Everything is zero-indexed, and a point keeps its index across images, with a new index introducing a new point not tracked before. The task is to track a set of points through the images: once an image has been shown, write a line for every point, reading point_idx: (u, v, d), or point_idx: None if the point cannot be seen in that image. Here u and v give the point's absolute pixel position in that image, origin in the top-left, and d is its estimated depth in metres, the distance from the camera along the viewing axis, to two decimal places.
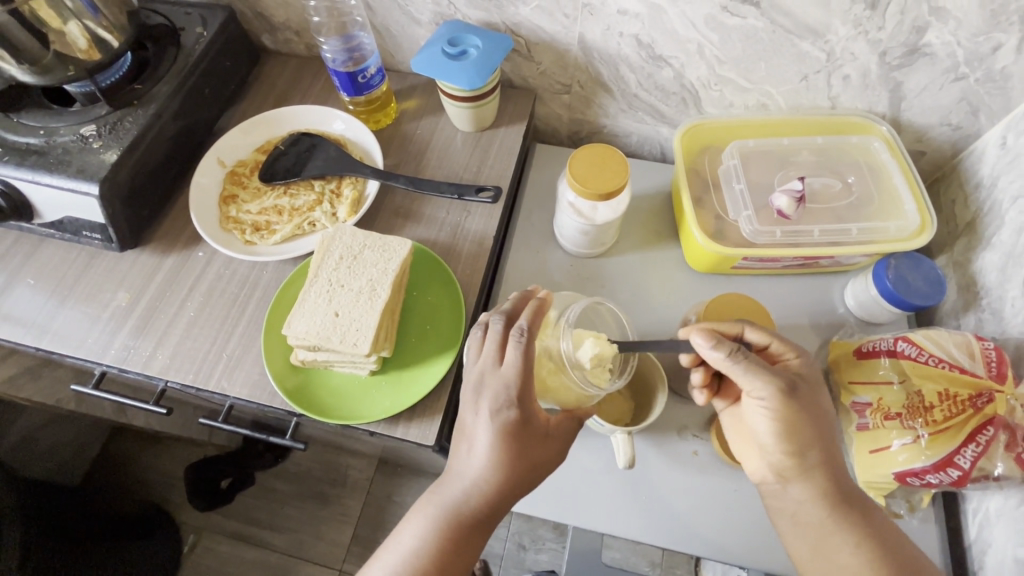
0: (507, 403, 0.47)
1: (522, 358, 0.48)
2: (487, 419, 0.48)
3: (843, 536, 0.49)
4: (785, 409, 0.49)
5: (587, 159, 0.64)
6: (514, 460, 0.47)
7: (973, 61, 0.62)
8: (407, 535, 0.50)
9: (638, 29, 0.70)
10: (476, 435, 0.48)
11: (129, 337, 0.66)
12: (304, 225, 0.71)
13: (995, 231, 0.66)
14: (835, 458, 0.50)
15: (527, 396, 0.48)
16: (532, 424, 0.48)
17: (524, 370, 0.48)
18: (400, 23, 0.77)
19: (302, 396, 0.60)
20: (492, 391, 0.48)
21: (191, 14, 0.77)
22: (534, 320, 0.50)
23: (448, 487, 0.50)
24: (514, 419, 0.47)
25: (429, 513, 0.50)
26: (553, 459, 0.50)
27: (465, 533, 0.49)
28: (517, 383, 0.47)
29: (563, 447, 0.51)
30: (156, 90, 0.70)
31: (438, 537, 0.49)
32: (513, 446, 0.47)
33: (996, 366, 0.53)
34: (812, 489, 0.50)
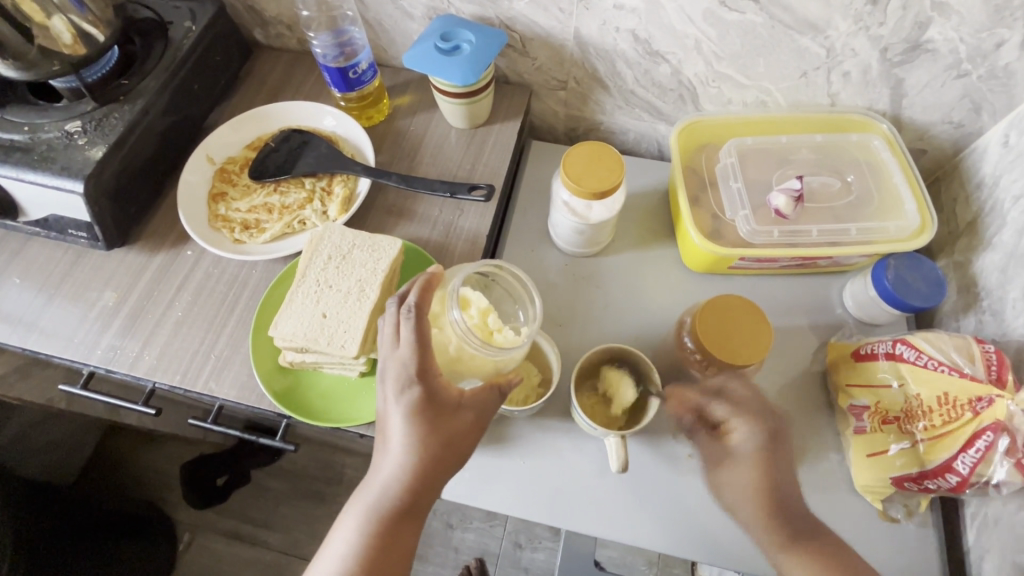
0: (408, 380, 0.46)
1: (415, 332, 0.47)
2: (393, 402, 0.47)
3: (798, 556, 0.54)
4: (761, 460, 0.58)
5: (581, 157, 0.63)
6: (425, 440, 0.46)
7: (976, 58, 0.61)
8: (338, 539, 0.48)
9: (635, 24, 0.68)
10: (389, 422, 0.48)
11: (116, 337, 0.65)
12: (294, 223, 0.69)
13: (996, 231, 0.65)
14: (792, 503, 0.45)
15: (428, 368, 0.47)
16: (438, 398, 0.47)
17: (420, 344, 0.47)
18: (393, 17, 0.75)
19: (291, 398, 0.59)
20: (393, 372, 0.47)
21: (179, 8, 0.76)
22: (424, 296, 0.49)
23: (371, 481, 0.48)
24: (419, 395, 0.46)
25: (358, 512, 0.48)
26: (470, 435, 0.48)
27: (392, 526, 0.47)
28: (415, 359, 0.46)
29: (479, 422, 0.49)
30: (143, 86, 0.69)
31: (368, 533, 0.47)
32: (422, 424, 0.46)
33: (996, 370, 0.52)
34: None
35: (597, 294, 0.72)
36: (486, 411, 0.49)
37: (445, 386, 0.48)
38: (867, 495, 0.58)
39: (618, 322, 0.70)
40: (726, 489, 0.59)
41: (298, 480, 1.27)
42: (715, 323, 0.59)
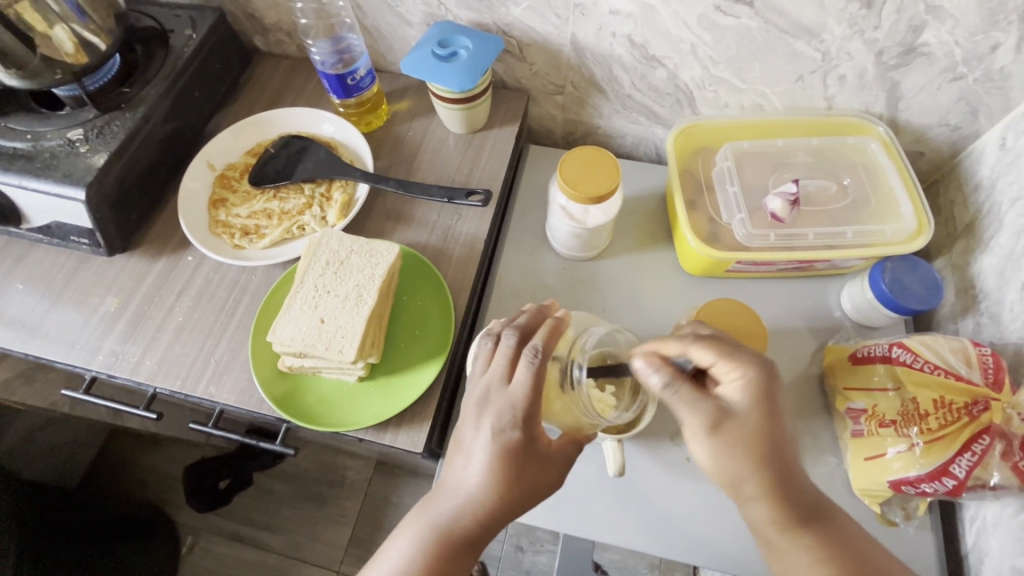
0: (511, 423, 0.46)
1: (533, 378, 0.46)
2: (488, 438, 0.46)
3: (798, 555, 0.45)
4: (718, 438, 0.45)
5: (578, 162, 0.63)
6: (511, 483, 0.46)
7: (971, 60, 0.61)
8: (393, 554, 0.47)
9: (631, 29, 0.69)
10: (473, 453, 0.47)
11: (117, 342, 0.65)
12: (293, 229, 0.70)
13: (993, 234, 0.65)
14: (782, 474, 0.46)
15: (534, 417, 0.47)
16: (536, 445, 0.47)
17: (535, 390, 0.46)
18: (391, 24, 0.76)
19: (290, 403, 0.59)
20: (495, 409, 0.47)
21: (180, 17, 0.77)
22: (549, 340, 0.48)
23: (440, 503, 0.48)
24: (518, 438, 0.46)
25: (421, 530, 0.47)
26: (550, 486, 0.48)
27: (452, 555, 0.46)
28: (524, 403, 0.46)
29: (562, 473, 0.49)
30: (144, 93, 0.70)
31: (427, 557, 0.46)
32: (512, 468, 0.46)
33: (993, 373, 0.52)
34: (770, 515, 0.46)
35: (595, 298, 0.72)
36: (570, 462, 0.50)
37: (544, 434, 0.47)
38: (864, 498, 0.57)
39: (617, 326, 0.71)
40: (703, 449, 0.46)
41: (299, 483, 1.27)
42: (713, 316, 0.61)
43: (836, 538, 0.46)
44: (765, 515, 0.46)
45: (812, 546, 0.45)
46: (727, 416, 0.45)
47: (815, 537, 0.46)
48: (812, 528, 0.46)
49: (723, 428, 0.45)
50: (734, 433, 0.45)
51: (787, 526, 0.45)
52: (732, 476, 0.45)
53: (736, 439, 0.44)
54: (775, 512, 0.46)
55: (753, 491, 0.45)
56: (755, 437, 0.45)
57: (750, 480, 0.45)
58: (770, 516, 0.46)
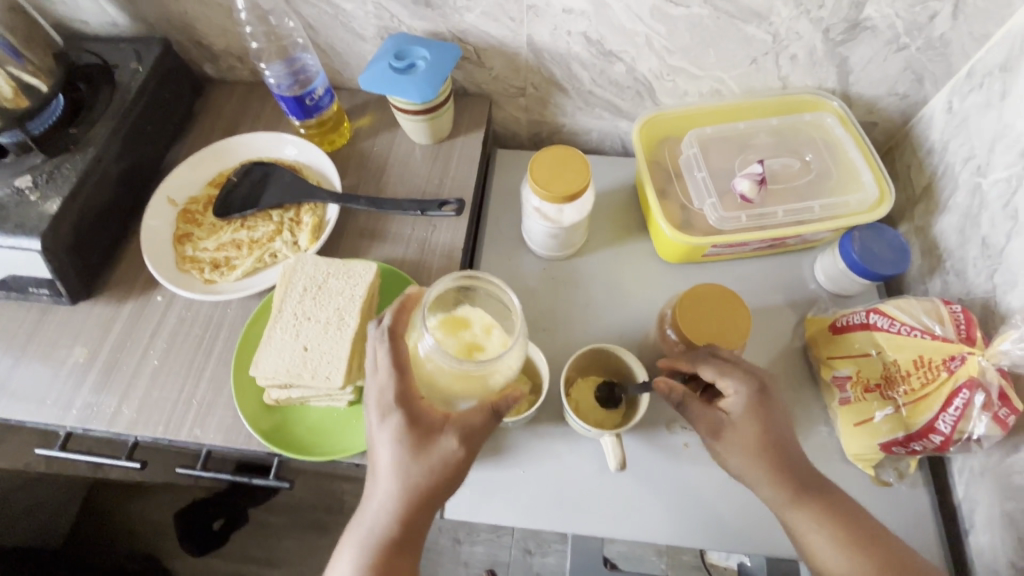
0: (390, 405, 0.48)
1: (390, 355, 0.48)
2: (378, 428, 0.48)
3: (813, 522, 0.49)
4: (756, 410, 0.50)
5: (547, 162, 0.63)
6: (413, 465, 0.47)
7: (913, 30, 0.64)
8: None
9: (586, 26, 0.70)
10: (376, 449, 0.48)
11: (91, 394, 0.63)
12: (265, 257, 0.68)
13: (950, 194, 0.68)
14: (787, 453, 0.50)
15: (409, 392, 0.48)
16: (421, 422, 0.48)
17: (398, 367, 0.48)
18: (344, 40, 0.75)
19: (281, 436, 0.58)
20: (374, 401, 0.48)
21: (124, 50, 0.74)
22: (399, 318, 0.50)
23: (364, 512, 0.49)
24: (402, 421, 0.47)
25: (353, 546, 0.48)
26: (458, 467, 0.48)
27: (389, 564, 0.47)
28: (393, 384, 0.48)
29: (465, 446, 0.48)
30: (93, 133, 0.67)
31: (368, 572, 0.46)
32: (409, 448, 0.47)
33: (965, 329, 0.53)
34: (780, 494, 0.50)
35: (577, 295, 0.73)
36: (474, 433, 0.48)
37: (432, 411, 0.48)
38: (858, 462, 0.59)
39: (602, 320, 0.71)
40: (740, 429, 0.50)
41: (298, 513, 1.24)
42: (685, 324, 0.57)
43: (883, 545, 0.49)
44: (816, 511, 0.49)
45: (824, 526, 0.49)
46: (727, 423, 0.51)
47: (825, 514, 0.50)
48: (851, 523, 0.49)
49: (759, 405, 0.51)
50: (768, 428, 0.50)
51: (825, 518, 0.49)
52: (792, 481, 0.50)
53: (769, 412, 0.50)
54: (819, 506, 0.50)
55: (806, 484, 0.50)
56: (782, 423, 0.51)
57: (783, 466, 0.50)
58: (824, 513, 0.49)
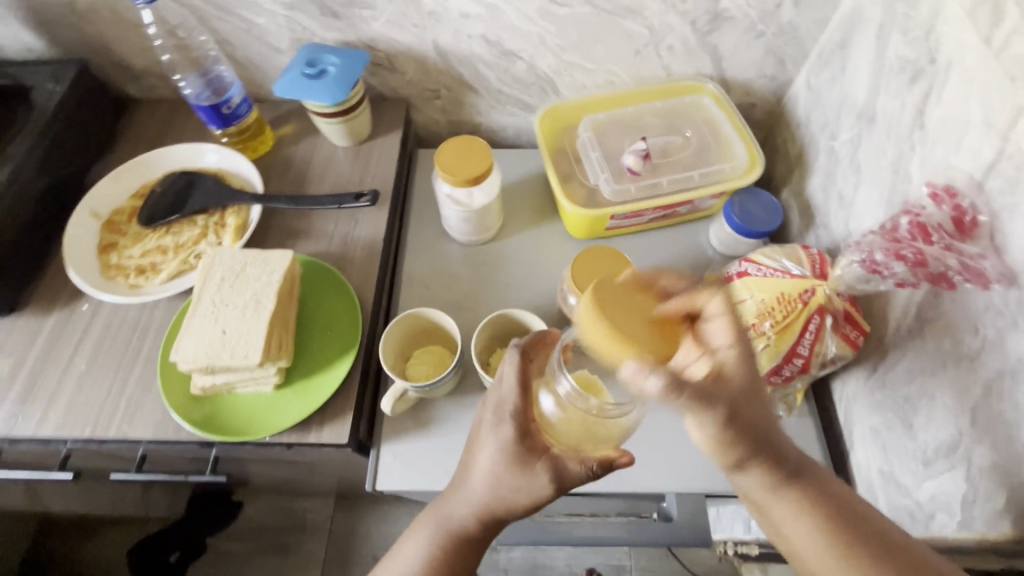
0: (503, 418, 0.48)
1: (519, 375, 0.48)
2: (490, 433, 0.48)
3: (785, 512, 0.45)
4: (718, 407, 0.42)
5: (452, 150, 0.69)
6: (511, 480, 0.47)
7: (765, 18, 0.73)
8: (409, 552, 0.50)
9: (483, 29, 0.76)
10: (480, 449, 0.49)
11: (15, 405, 0.63)
12: (190, 259, 0.71)
13: (815, 159, 0.77)
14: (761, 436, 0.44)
15: (529, 411, 0.48)
16: (533, 441, 0.47)
17: (523, 389, 0.48)
18: (260, 53, 0.79)
19: (210, 423, 0.60)
20: (493, 406, 0.49)
21: (40, 72, 0.76)
22: (532, 345, 0.50)
23: (450, 503, 0.50)
24: (511, 435, 0.47)
25: (429, 529, 0.50)
26: (541, 501, 0.46)
27: (460, 552, 0.49)
28: (516, 399, 0.48)
29: (554, 487, 0.46)
30: (10, 151, 0.69)
31: (436, 555, 0.49)
32: (511, 464, 0.47)
33: (819, 267, 0.61)
34: (756, 477, 0.45)
35: (498, 275, 0.78)
36: (567, 479, 0.46)
37: (541, 437, 0.47)
38: None
39: (523, 295, 0.76)
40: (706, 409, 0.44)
41: (257, 535, 1.23)
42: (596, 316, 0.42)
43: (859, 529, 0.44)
44: (809, 513, 0.45)
45: (798, 505, 0.45)
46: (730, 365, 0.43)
47: (798, 499, 0.45)
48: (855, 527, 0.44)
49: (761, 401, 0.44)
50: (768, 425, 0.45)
51: (817, 530, 0.44)
52: (761, 460, 0.44)
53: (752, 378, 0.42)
54: (813, 507, 0.45)
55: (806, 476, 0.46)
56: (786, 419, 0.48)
57: (784, 455, 0.45)
58: (812, 515, 0.45)
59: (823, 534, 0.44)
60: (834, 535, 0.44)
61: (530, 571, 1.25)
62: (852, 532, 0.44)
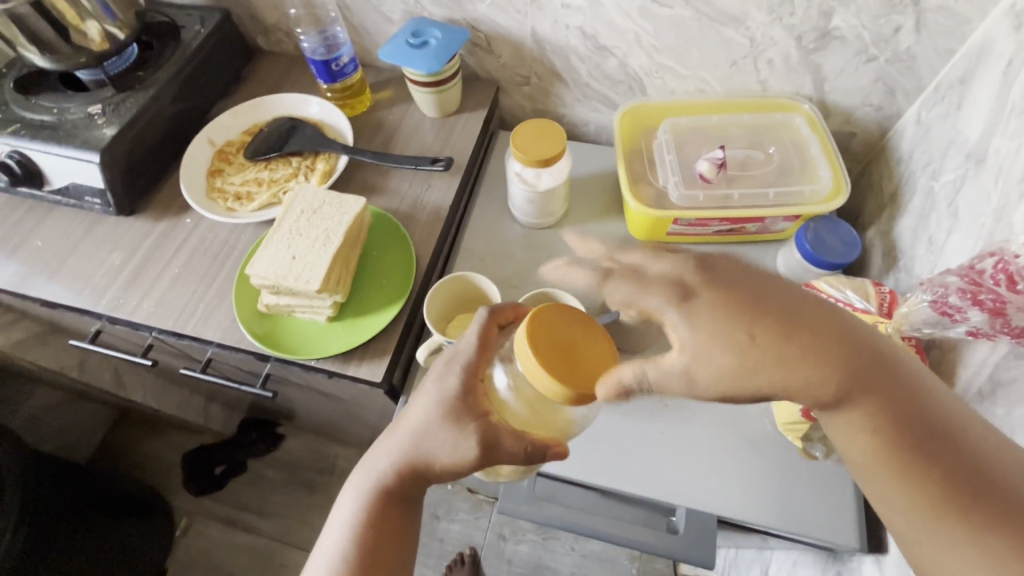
0: (450, 370, 0.48)
1: (479, 335, 0.48)
2: (427, 388, 0.49)
3: (847, 424, 0.41)
4: (710, 332, 0.38)
5: (528, 131, 0.72)
6: (441, 439, 0.47)
7: (879, 42, 0.69)
8: (342, 509, 0.51)
9: (582, 21, 0.78)
10: (413, 407, 0.50)
11: (119, 290, 0.74)
12: (279, 194, 0.79)
13: (910, 199, 0.72)
14: (798, 337, 0.39)
15: (478, 370, 0.48)
16: (466, 400, 0.47)
17: (482, 346, 0.48)
18: (374, 21, 0.86)
19: (268, 338, 0.67)
20: (447, 355, 0.50)
21: (192, 15, 0.88)
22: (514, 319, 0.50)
23: (375, 458, 0.50)
24: (454, 387, 0.47)
25: (357, 486, 0.50)
26: (465, 464, 0.46)
27: (385, 508, 0.49)
28: (471, 356, 0.48)
29: (481, 454, 0.45)
30: (156, 77, 0.80)
31: (365, 509, 0.49)
32: (449, 416, 0.47)
33: (887, 306, 0.58)
34: (814, 396, 0.40)
35: (552, 261, 0.80)
36: (497, 448, 0.45)
37: (484, 398, 0.47)
38: (787, 434, 0.64)
39: None
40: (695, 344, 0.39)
41: (290, 469, 1.33)
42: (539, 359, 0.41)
43: (924, 441, 0.39)
44: (862, 429, 0.40)
45: (858, 421, 0.40)
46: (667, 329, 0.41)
47: (860, 407, 0.40)
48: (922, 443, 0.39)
49: (756, 340, 0.38)
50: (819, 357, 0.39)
51: (880, 449, 0.40)
52: (816, 374, 0.39)
53: (711, 317, 0.38)
54: (873, 422, 0.40)
55: (867, 386, 0.40)
56: (830, 327, 0.40)
57: (834, 380, 0.39)
58: (871, 431, 0.40)
59: (886, 446, 0.40)
60: (892, 452, 0.39)
61: (533, 568, 1.25)
62: (910, 439, 0.39)
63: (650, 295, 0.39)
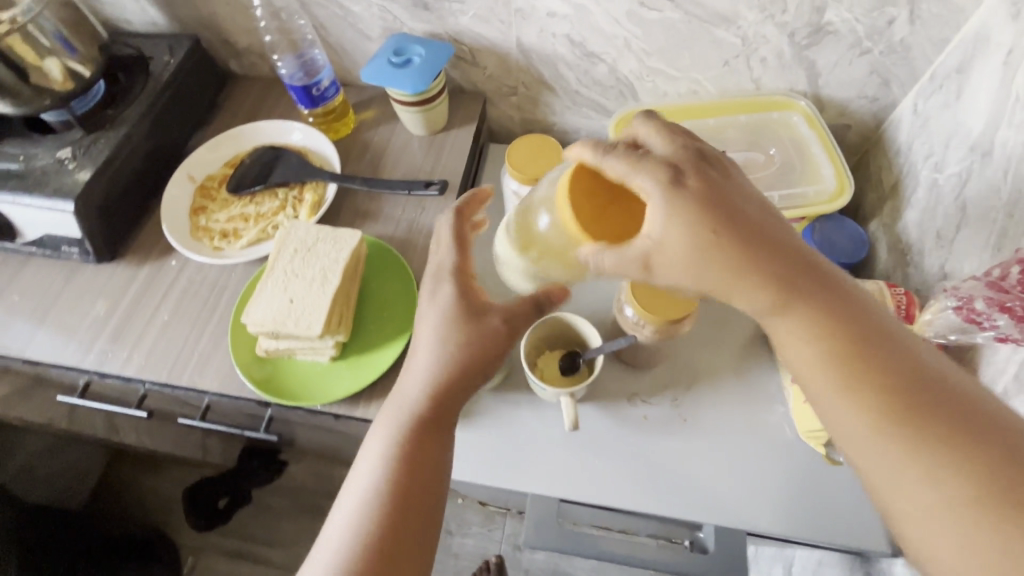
0: (443, 277, 0.52)
1: (453, 230, 0.54)
2: (429, 302, 0.52)
3: (795, 336, 0.40)
4: (675, 207, 0.39)
5: (523, 148, 0.69)
6: (453, 344, 0.49)
7: (873, 35, 0.68)
8: (373, 449, 0.49)
9: (569, 29, 0.76)
10: (422, 326, 0.52)
11: (107, 343, 0.70)
12: (267, 229, 0.75)
13: (913, 192, 0.71)
14: (738, 231, 0.40)
15: (466, 271, 0.53)
16: (468, 302, 0.51)
17: (459, 244, 0.54)
18: (352, 39, 0.83)
19: (269, 384, 0.64)
20: (434, 271, 0.54)
21: (159, 44, 0.84)
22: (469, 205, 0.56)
23: (404, 390, 0.51)
24: (450, 294, 0.51)
25: (390, 420, 0.50)
26: (496, 356, 0.51)
27: (424, 436, 0.48)
28: (453, 263, 0.53)
29: (506, 330, 0.51)
30: (127, 114, 0.76)
31: (402, 441, 0.48)
32: (455, 325, 0.50)
33: (905, 309, 0.57)
34: (754, 300, 0.40)
35: None
36: (516, 322, 0.52)
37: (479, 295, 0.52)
38: (809, 441, 0.63)
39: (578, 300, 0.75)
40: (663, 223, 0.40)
41: (297, 497, 1.30)
42: (569, 187, 0.44)
43: (876, 357, 0.38)
44: (808, 339, 0.39)
45: (803, 332, 0.39)
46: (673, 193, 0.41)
47: (805, 316, 0.39)
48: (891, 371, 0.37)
49: (718, 238, 0.39)
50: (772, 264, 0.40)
51: (825, 360, 0.39)
52: (752, 270, 0.39)
53: (682, 205, 0.39)
54: (814, 330, 0.39)
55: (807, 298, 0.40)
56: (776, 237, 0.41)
57: (770, 283, 0.39)
58: (814, 341, 0.39)
59: (834, 360, 0.38)
60: (842, 365, 0.38)
61: None
62: (860, 353, 0.38)
63: (643, 175, 0.40)
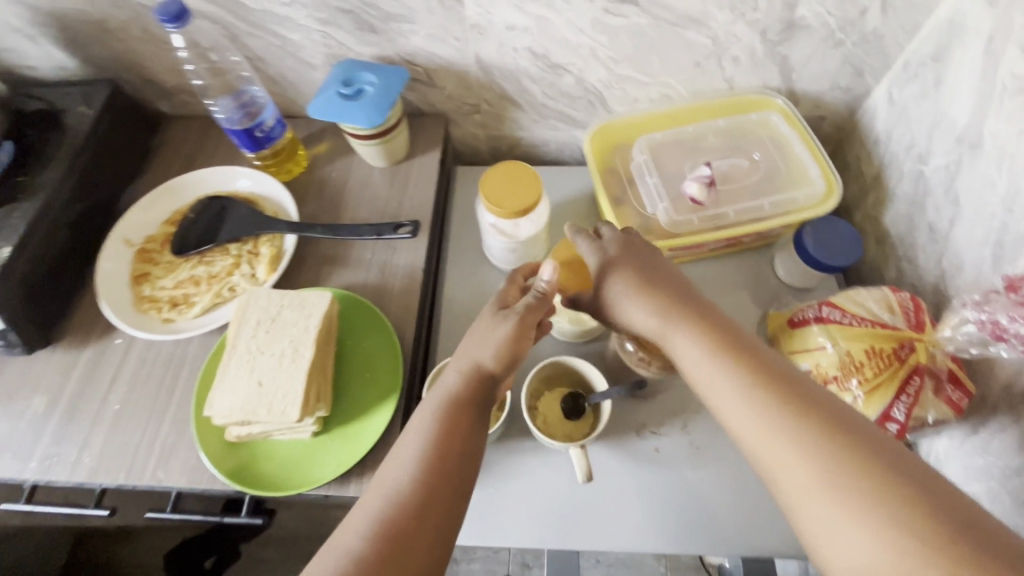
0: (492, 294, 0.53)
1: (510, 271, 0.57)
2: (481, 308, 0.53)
3: (727, 373, 0.44)
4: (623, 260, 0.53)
5: (497, 179, 0.64)
6: (489, 339, 0.49)
7: (846, 27, 0.66)
8: (407, 445, 0.45)
9: (530, 42, 0.71)
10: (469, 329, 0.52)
11: (51, 445, 0.62)
12: (224, 292, 0.68)
13: (896, 183, 0.70)
14: (672, 285, 0.52)
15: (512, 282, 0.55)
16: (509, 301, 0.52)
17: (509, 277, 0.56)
18: (293, 69, 0.75)
19: (244, 474, 0.57)
20: None
21: (72, 93, 0.74)
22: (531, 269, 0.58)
23: (443, 384, 0.49)
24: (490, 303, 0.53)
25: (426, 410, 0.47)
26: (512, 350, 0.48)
27: (460, 423, 0.46)
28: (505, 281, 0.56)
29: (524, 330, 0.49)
30: (42, 179, 0.67)
31: (438, 428, 0.45)
32: (489, 321, 0.50)
33: (914, 316, 0.55)
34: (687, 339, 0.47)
35: None
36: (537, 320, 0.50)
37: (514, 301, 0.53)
38: None
39: None
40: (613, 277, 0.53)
41: None
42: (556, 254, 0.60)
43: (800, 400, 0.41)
44: (737, 375, 0.43)
45: (732, 370, 0.44)
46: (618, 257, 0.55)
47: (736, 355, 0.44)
48: (806, 408, 0.40)
49: (650, 286, 0.51)
50: (689, 316, 0.49)
51: (751, 397, 0.42)
52: (671, 312, 0.49)
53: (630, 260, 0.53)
54: (741, 370, 0.43)
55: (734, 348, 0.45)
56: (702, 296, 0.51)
57: (688, 328, 0.48)
58: (737, 377, 0.43)
59: (758, 397, 0.42)
60: (767, 407, 0.41)
61: None
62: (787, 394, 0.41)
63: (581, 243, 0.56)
